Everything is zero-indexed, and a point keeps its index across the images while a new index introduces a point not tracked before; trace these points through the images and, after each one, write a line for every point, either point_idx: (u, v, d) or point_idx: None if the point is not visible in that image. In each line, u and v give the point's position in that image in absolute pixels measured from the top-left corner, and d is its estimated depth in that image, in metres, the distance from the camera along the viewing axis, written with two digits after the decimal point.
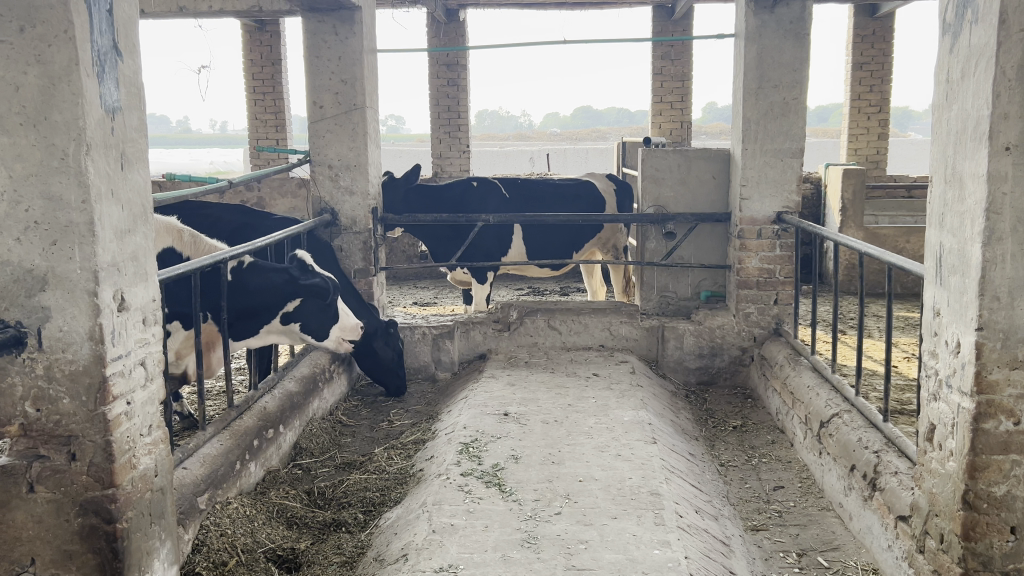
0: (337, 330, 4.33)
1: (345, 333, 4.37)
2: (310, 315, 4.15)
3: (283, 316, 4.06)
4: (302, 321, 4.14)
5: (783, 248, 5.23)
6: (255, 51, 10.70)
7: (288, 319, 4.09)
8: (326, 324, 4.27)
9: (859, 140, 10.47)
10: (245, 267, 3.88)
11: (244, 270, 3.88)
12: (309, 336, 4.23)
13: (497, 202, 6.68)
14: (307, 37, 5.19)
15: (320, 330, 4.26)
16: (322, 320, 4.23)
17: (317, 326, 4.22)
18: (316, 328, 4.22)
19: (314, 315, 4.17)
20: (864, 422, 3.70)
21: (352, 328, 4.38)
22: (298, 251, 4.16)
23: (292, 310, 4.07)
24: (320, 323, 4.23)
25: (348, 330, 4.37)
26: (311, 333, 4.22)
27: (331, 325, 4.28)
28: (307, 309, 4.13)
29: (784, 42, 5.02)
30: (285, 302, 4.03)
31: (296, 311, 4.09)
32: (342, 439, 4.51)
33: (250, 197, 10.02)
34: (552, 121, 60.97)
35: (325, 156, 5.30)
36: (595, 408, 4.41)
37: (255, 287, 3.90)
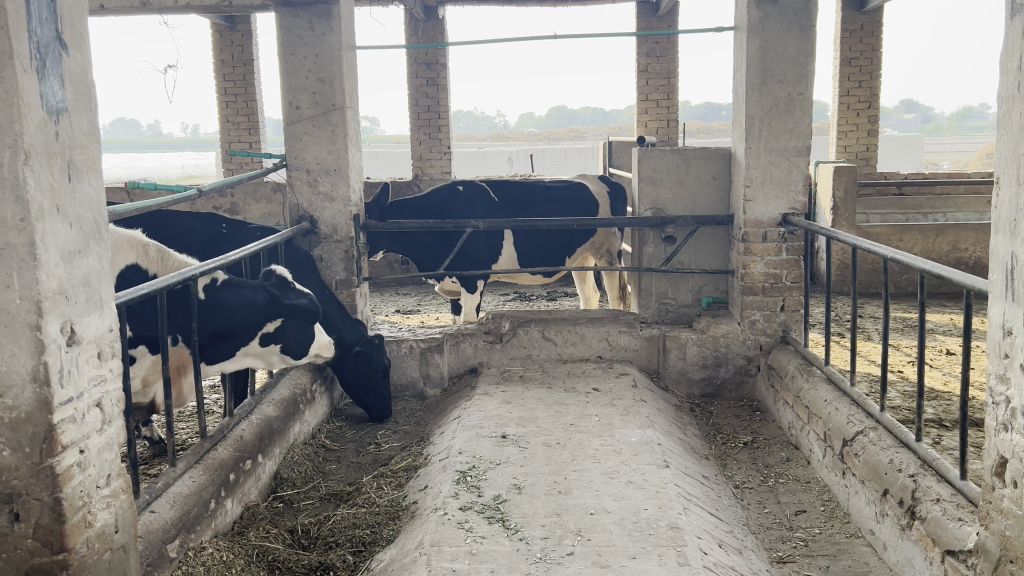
0: (315, 348, 4.01)
1: (322, 351, 4.06)
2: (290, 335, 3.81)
3: (262, 336, 3.71)
4: (282, 341, 3.79)
5: (790, 251, 4.96)
6: (226, 51, 10.30)
7: (268, 340, 3.74)
8: (305, 343, 3.94)
9: (848, 136, 10.27)
10: (218, 284, 3.55)
11: (217, 287, 3.54)
12: (288, 357, 3.88)
13: (485, 207, 6.39)
14: (282, 33, 4.84)
15: (299, 350, 3.91)
16: (302, 339, 3.89)
17: (298, 345, 3.89)
18: (296, 348, 3.88)
19: (294, 334, 3.83)
20: (894, 441, 3.43)
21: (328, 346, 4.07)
22: (276, 266, 3.83)
23: (271, 330, 3.73)
24: (301, 343, 3.89)
25: (324, 349, 4.06)
26: (290, 353, 3.88)
27: (310, 343, 3.95)
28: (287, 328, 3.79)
29: (788, 35, 4.74)
30: (264, 321, 3.68)
31: (276, 331, 3.75)
32: (326, 466, 4.18)
33: (223, 203, 9.63)
34: (526, 121, 60.76)
35: (303, 160, 4.96)
36: (600, 428, 4.10)
37: (230, 305, 3.55)
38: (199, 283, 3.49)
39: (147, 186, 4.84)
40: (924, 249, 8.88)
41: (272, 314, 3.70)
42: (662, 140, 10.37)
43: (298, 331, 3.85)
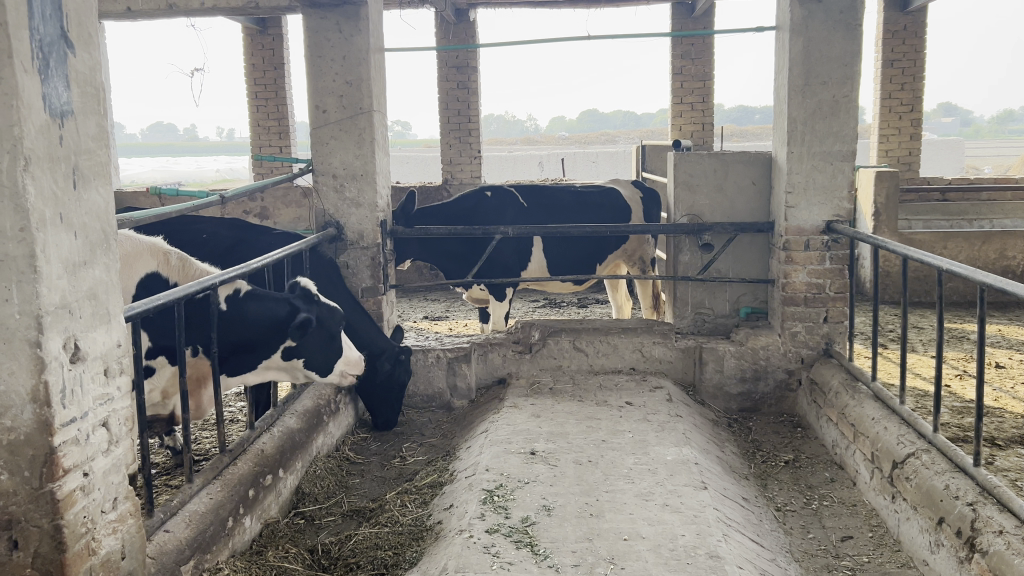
0: (342, 364, 3.86)
1: (350, 367, 3.92)
2: (312, 349, 3.69)
3: (284, 350, 3.59)
4: (304, 356, 3.67)
5: (833, 260, 4.75)
6: (257, 55, 10.28)
7: (290, 354, 3.62)
8: (330, 358, 3.80)
9: (890, 140, 9.98)
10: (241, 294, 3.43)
11: (240, 297, 3.40)
12: (312, 373, 3.75)
13: (514, 213, 6.24)
14: (308, 35, 4.74)
15: (323, 365, 3.78)
16: (325, 354, 3.75)
17: (324, 359, 3.77)
18: (320, 362, 3.74)
19: (318, 347, 3.71)
20: (949, 465, 3.21)
21: (355, 362, 3.93)
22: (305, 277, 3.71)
23: (292, 344, 3.61)
24: (325, 357, 3.75)
25: (352, 364, 3.92)
26: (315, 368, 3.75)
27: (334, 358, 3.80)
28: (309, 343, 3.66)
29: (834, 34, 4.54)
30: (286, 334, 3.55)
31: (298, 345, 3.62)
32: (349, 480, 4.06)
33: (253, 208, 9.59)
34: (558, 125, 60.61)
35: (330, 164, 4.85)
36: (634, 446, 3.93)
37: (253, 317, 3.43)
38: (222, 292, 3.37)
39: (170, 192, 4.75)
40: (970, 257, 8.57)
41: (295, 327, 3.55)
42: (698, 144, 10.16)
43: (323, 343, 3.73)
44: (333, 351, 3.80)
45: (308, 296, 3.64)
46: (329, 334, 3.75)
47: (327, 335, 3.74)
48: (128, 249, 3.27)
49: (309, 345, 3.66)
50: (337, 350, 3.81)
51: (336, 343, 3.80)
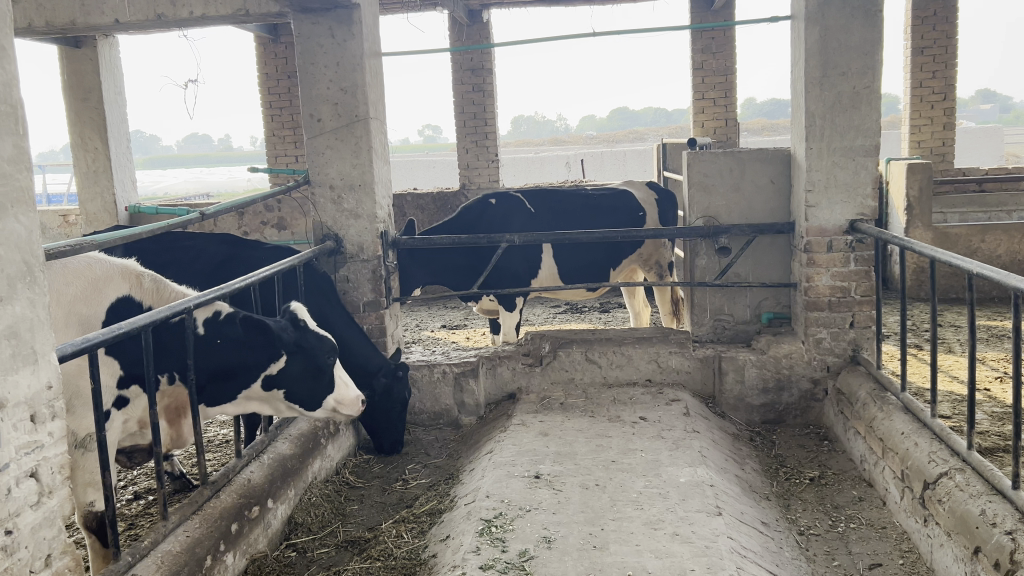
0: (334, 401, 3.55)
1: (342, 406, 3.58)
2: (297, 380, 3.44)
3: (265, 379, 3.38)
4: (287, 387, 3.43)
5: (858, 261, 4.48)
6: (270, 64, 10.18)
7: (271, 384, 3.40)
8: (317, 393, 3.50)
9: (923, 131, 9.59)
10: (220, 317, 3.25)
11: (218, 321, 3.23)
12: (297, 408, 3.49)
13: (523, 219, 6.03)
14: (300, 42, 4.57)
15: (312, 401, 3.50)
16: (312, 388, 3.47)
17: (306, 391, 3.47)
18: (304, 397, 3.47)
19: (301, 379, 3.44)
20: (985, 486, 2.94)
21: (352, 401, 3.59)
22: (292, 304, 3.50)
23: (275, 372, 3.38)
24: (311, 392, 3.48)
25: (346, 402, 3.57)
26: (299, 403, 3.48)
27: (324, 391, 3.50)
28: (293, 373, 3.42)
29: (852, 22, 4.26)
30: (268, 361, 3.35)
31: (280, 374, 3.39)
32: (347, 507, 3.87)
33: (269, 218, 9.51)
34: (586, 125, 60.27)
35: (326, 175, 4.66)
36: (646, 466, 3.68)
37: (230, 341, 3.25)
38: (200, 314, 3.21)
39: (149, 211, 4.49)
40: (1010, 250, 8.17)
41: (275, 354, 3.35)
42: (721, 140, 9.87)
43: (306, 374, 3.45)
44: (324, 387, 3.50)
45: (294, 323, 3.42)
46: (314, 368, 3.45)
47: (313, 367, 3.46)
48: (99, 273, 3.14)
49: (293, 376, 3.42)
50: (328, 384, 3.52)
51: (326, 377, 3.51)
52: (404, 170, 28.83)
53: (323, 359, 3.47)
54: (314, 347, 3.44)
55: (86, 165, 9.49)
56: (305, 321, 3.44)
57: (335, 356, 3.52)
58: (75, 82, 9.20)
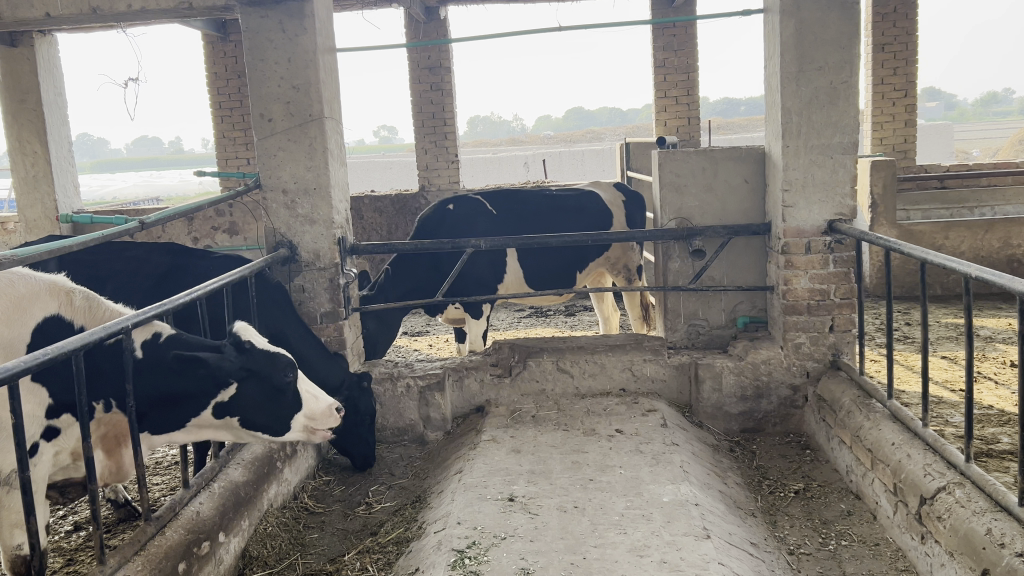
0: (302, 420, 3.25)
1: (315, 420, 3.28)
2: (255, 405, 3.16)
3: (216, 407, 3.11)
4: (243, 414, 3.15)
5: (838, 263, 4.32)
6: (219, 63, 9.81)
7: (224, 412, 3.13)
8: (281, 416, 3.21)
9: (884, 128, 9.57)
10: (159, 340, 3.00)
11: (159, 343, 3.00)
12: (260, 433, 3.21)
13: (487, 222, 5.79)
14: (248, 37, 4.28)
15: (278, 424, 3.22)
16: (273, 412, 3.18)
17: (269, 415, 3.19)
18: (267, 420, 3.19)
19: (257, 406, 3.16)
20: (987, 502, 2.77)
21: (324, 413, 3.29)
22: (240, 325, 3.21)
23: (226, 399, 3.11)
24: (272, 416, 3.19)
25: (319, 415, 3.28)
26: (262, 427, 3.20)
27: (290, 412, 3.22)
28: (247, 399, 3.14)
29: (828, 15, 4.10)
30: (216, 388, 3.08)
31: (233, 400, 3.12)
32: (307, 537, 3.60)
33: (221, 223, 9.16)
34: (542, 125, 60.19)
35: (279, 178, 4.38)
36: (625, 485, 3.47)
37: (171, 366, 3.00)
38: (138, 337, 2.98)
39: (82, 220, 3.93)
40: (973, 247, 8.13)
41: (222, 382, 3.07)
42: (684, 139, 9.74)
43: (264, 397, 3.16)
44: (287, 407, 3.21)
45: (239, 347, 3.12)
46: (270, 390, 3.16)
47: (271, 390, 3.16)
48: (22, 291, 2.88)
49: (248, 402, 3.14)
50: (294, 402, 3.22)
51: (290, 396, 3.21)
52: (360, 172, 28.41)
53: (281, 378, 3.17)
54: (266, 368, 3.13)
55: (23, 170, 9.01)
56: (251, 342, 3.13)
57: (293, 372, 3.21)
58: (11, 83, 8.74)
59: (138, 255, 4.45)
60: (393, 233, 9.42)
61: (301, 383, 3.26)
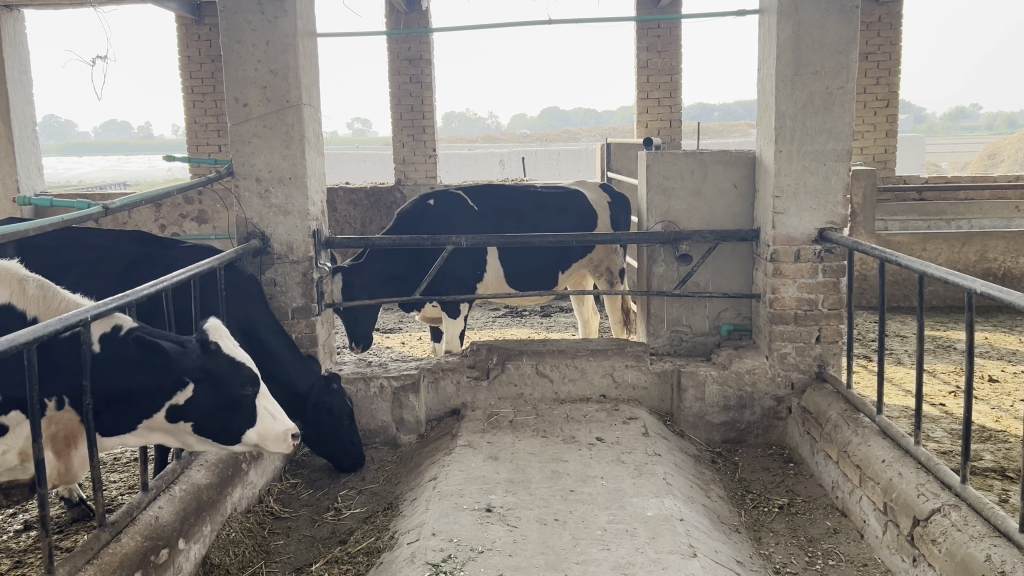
0: (254, 436, 3.03)
1: (267, 441, 3.05)
2: (208, 412, 2.96)
3: (169, 410, 2.92)
4: (195, 419, 2.96)
5: (827, 272, 4.23)
6: (192, 47, 9.54)
7: (177, 415, 2.93)
8: (233, 428, 3.00)
9: (865, 137, 9.57)
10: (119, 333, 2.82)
11: (118, 336, 2.82)
12: (210, 440, 3.02)
13: (466, 218, 5.63)
14: (225, 17, 4.09)
15: (230, 435, 3.02)
16: (226, 422, 2.98)
17: (221, 424, 2.99)
18: (218, 429, 2.99)
19: (210, 412, 2.96)
20: (985, 526, 2.67)
21: (279, 437, 3.05)
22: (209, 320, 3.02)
23: (181, 403, 2.92)
24: (225, 425, 2.99)
25: (271, 438, 3.04)
26: (213, 435, 3.00)
27: (243, 426, 3.01)
28: (202, 405, 2.94)
29: (827, 18, 4.00)
30: (173, 388, 2.89)
31: (186, 404, 2.93)
32: (271, 544, 3.42)
33: (190, 211, 8.93)
34: (518, 123, 60.06)
35: (252, 166, 4.19)
36: (607, 497, 3.34)
37: (129, 361, 2.82)
38: (95, 330, 2.80)
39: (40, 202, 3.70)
40: (950, 259, 8.11)
41: (179, 380, 2.89)
42: (665, 141, 9.66)
43: (217, 406, 2.96)
44: (240, 421, 3.00)
45: (205, 346, 2.93)
46: (225, 400, 2.96)
47: (226, 400, 2.96)
48: None
49: (203, 407, 2.94)
50: (248, 417, 3.01)
51: (245, 409, 3.01)
52: (334, 164, 28.11)
53: (237, 390, 2.97)
54: (224, 375, 2.94)
55: None
56: (216, 342, 2.94)
57: (254, 386, 3.01)
58: None
59: (101, 243, 4.24)
60: (367, 227, 9.23)
61: (262, 399, 3.04)
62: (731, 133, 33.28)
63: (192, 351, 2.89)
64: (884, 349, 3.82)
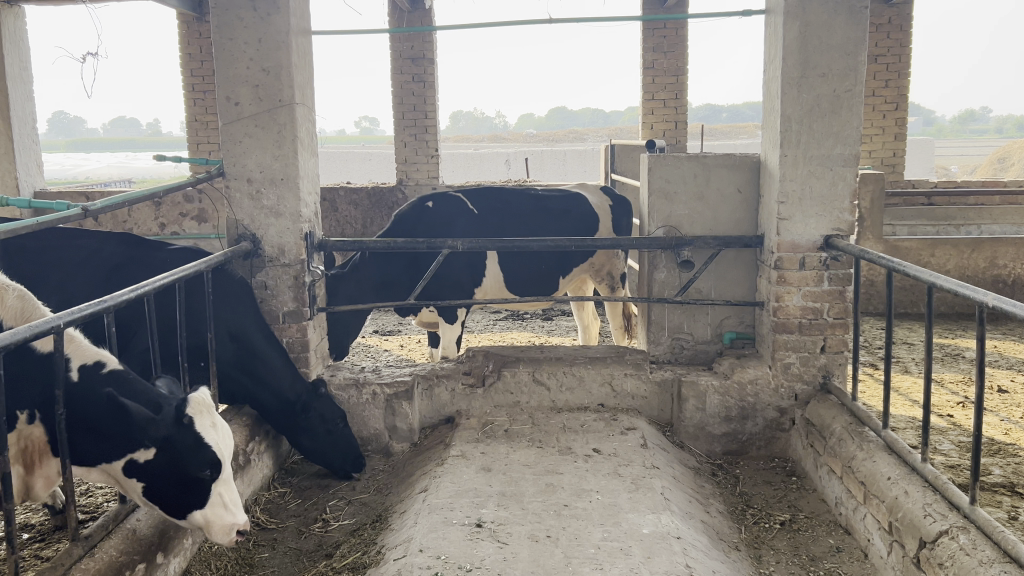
0: (201, 519, 2.82)
1: (212, 529, 2.83)
2: (160, 483, 2.77)
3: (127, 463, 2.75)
4: (148, 482, 2.78)
5: (833, 280, 4.10)
6: (194, 44, 9.45)
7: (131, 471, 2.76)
8: (181, 505, 2.81)
9: (873, 141, 9.44)
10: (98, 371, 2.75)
11: (98, 374, 2.75)
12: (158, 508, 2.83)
13: (465, 221, 5.52)
14: (217, 14, 3.99)
15: (178, 509, 2.82)
16: (175, 496, 2.79)
17: (171, 497, 2.79)
18: (167, 499, 2.80)
19: (162, 481, 2.77)
20: (994, 550, 2.55)
21: (224, 529, 2.82)
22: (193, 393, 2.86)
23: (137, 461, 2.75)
24: (174, 499, 2.80)
25: (216, 528, 2.82)
26: (161, 503, 2.81)
27: (192, 507, 2.81)
28: (157, 473, 2.76)
29: (835, 18, 3.88)
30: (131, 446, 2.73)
31: (141, 466, 2.75)
32: (256, 557, 3.32)
33: (190, 210, 8.86)
34: (526, 123, 59.96)
35: (244, 166, 4.09)
36: (602, 513, 3.23)
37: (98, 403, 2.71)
38: (77, 359, 2.74)
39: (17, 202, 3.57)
40: (960, 266, 7.96)
41: (139, 442, 2.73)
42: (670, 143, 9.54)
43: (171, 479, 2.77)
44: (189, 502, 2.80)
45: (177, 417, 2.76)
46: (180, 476, 2.77)
47: (180, 476, 2.77)
48: None
49: (156, 475, 2.76)
50: (199, 500, 2.81)
51: (197, 492, 2.80)
52: (340, 162, 28.06)
53: (194, 472, 2.77)
54: (186, 452, 2.76)
55: None
56: (190, 417, 2.77)
57: (213, 471, 2.80)
58: None
59: (90, 244, 4.16)
60: (369, 227, 9.13)
61: (219, 485, 2.83)
62: (738, 134, 33.12)
63: (163, 419, 2.73)
64: (891, 360, 3.70)
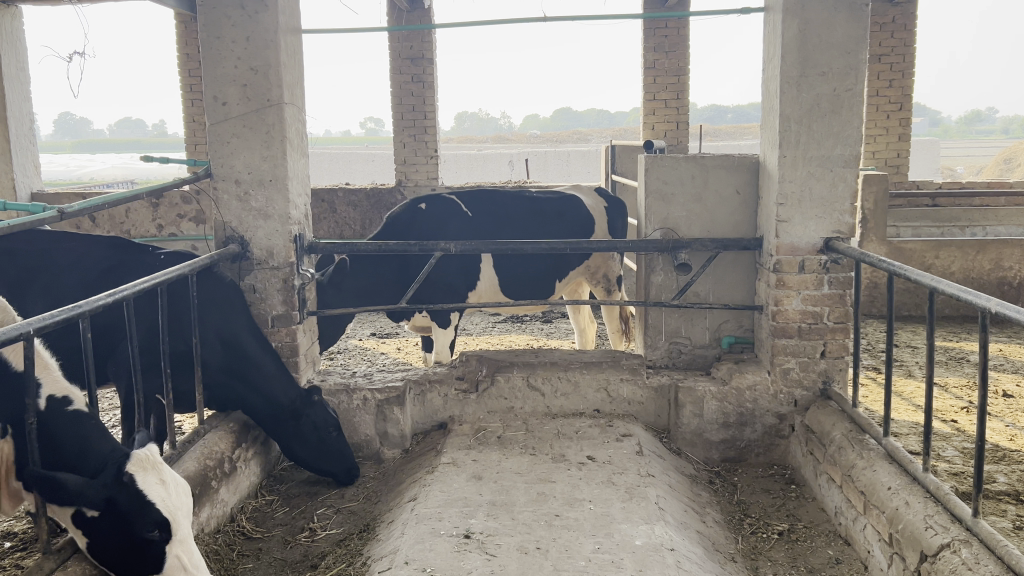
0: None
1: None
2: (108, 549, 2.49)
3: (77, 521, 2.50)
4: (98, 545, 2.50)
5: (833, 284, 4.02)
6: (192, 44, 9.39)
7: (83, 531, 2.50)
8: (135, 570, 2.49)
9: (877, 141, 9.34)
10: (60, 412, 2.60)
11: (60, 415, 2.61)
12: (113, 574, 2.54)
13: (460, 224, 5.44)
14: (204, 12, 3.91)
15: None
16: (125, 561, 2.48)
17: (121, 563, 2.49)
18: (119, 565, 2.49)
19: (109, 546, 2.48)
20: (997, 565, 2.46)
21: None
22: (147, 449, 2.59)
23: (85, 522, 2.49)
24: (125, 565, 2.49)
25: None
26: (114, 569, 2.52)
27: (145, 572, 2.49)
28: (103, 538, 2.48)
29: (835, 16, 3.79)
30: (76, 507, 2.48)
31: (89, 528, 2.49)
32: (239, 567, 3.24)
33: (187, 211, 8.80)
34: (530, 124, 59.89)
35: (232, 168, 4.01)
36: (594, 524, 3.14)
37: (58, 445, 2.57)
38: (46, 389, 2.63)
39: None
40: (964, 268, 7.85)
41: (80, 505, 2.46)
42: (671, 144, 9.45)
43: (117, 545, 2.47)
44: (140, 569, 2.48)
45: (118, 477, 2.47)
46: (124, 541, 2.46)
47: (125, 542, 2.46)
48: None
49: (103, 539, 2.48)
50: (150, 565, 2.48)
51: (148, 557, 2.47)
52: (343, 163, 28.03)
53: (140, 533, 2.45)
54: (129, 514, 2.45)
55: None
56: (131, 474, 2.49)
57: (162, 533, 2.47)
58: None
59: (78, 248, 4.10)
60: (367, 229, 9.06)
61: (174, 546, 2.48)
62: (742, 134, 33.01)
63: (100, 480, 2.45)
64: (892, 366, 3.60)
